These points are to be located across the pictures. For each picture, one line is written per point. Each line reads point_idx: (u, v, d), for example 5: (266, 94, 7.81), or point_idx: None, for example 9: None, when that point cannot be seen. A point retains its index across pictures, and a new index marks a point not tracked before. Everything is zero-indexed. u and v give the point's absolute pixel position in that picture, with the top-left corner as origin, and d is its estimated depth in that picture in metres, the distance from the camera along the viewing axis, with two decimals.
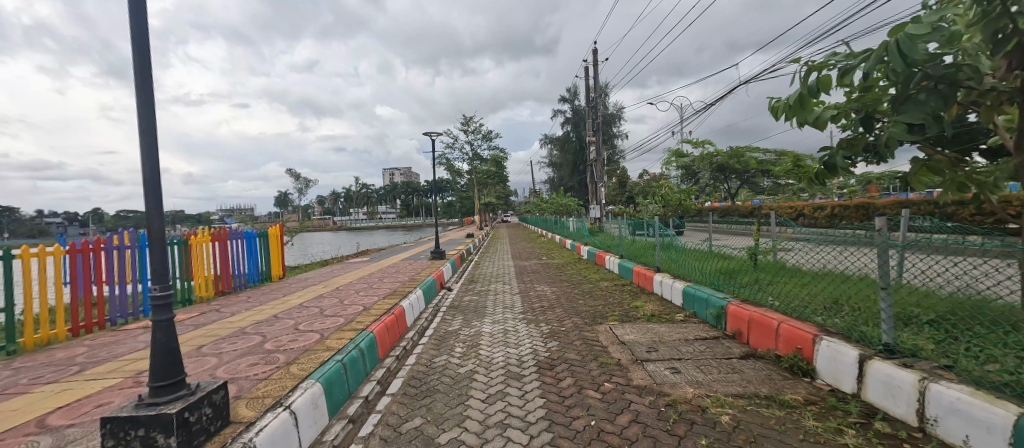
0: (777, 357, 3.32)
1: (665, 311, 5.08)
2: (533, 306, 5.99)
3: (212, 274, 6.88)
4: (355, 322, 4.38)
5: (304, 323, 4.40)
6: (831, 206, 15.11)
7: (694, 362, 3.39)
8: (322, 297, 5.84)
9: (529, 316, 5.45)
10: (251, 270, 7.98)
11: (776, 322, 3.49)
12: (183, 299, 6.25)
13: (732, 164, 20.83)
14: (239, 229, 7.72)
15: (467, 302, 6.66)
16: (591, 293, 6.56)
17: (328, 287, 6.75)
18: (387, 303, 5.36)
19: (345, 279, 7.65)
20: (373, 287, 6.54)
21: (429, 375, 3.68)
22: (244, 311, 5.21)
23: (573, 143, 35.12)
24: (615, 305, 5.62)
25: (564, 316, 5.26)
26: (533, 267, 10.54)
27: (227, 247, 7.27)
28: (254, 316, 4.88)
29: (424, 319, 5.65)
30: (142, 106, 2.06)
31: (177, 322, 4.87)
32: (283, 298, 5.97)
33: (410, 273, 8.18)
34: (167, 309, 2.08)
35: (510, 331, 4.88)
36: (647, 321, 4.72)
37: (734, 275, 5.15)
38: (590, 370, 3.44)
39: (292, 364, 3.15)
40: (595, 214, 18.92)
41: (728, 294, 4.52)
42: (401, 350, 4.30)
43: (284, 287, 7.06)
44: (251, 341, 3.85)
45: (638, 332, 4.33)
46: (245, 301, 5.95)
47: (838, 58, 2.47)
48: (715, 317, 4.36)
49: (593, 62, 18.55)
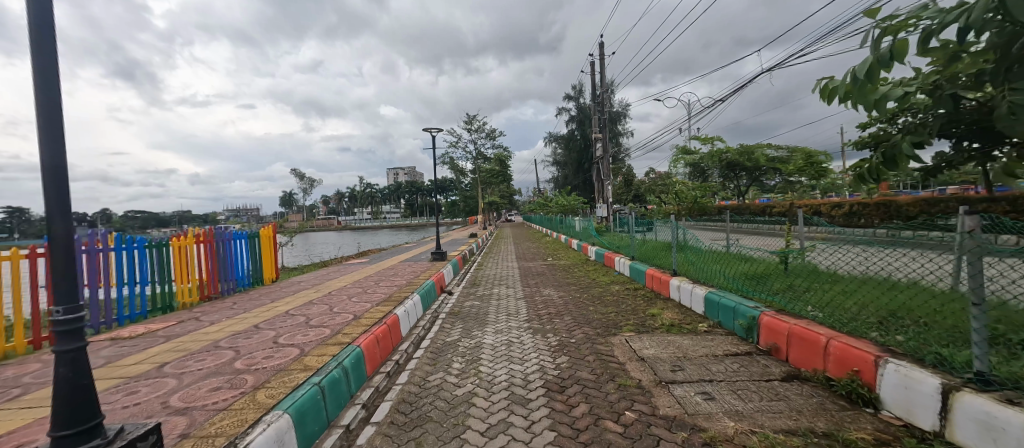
0: (828, 381, 2.83)
1: (685, 320, 4.59)
2: (540, 313, 5.51)
3: (199, 278, 6.52)
4: (341, 334, 3.92)
5: (286, 335, 3.96)
6: (849, 204, 14.48)
7: (728, 385, 2.91)
8: (311, 303, 5.41)
9: (535, 325, 4.97)
10: (242, 273, 7.61)
11: (824, 339, 3.00)
12: (164, 305, 5.87)
13: (742, 161, 20.21)
14: (228, 230, 7.30)
15: (468, 308, 6.18)
16: (602, 298, 6.08)
17: (320, 292, 6.31)
18: (380, 311, 4.91)
19: (339, 283, 7.21)
20: (368, 292, 6.09)
21: (421, 397, 3.21)
22: (224, 320, 4.77)
23: (577, 141, 34.65)
24: (629, 312, 5.13)
25: (574, 325, 4.78)
26: (538, 268, 10.06)
27: (213, 249, 6.85)
28: (233, 326, 4.44)
29: (421, 327, 5.20)
30: (38, 78, 1.61)
31: (149, 332, 4.44)
32: (269, 305, 5.53)
33: (409, 276, 7.73)
34: (77, 337, 1.64)
35: (514, 342, 4.41)
36: (666, 333, 4.24)
37: (763, 280, 4.65)
38: (607, 394, 2.96)
39: (260, 390, 2.70)
40: (601, 213, 18.41)
41: (759, 303, 4.02)
42: (392, 366, 3.85)
43: (273, 292, 6.63)
44: (222, 357, 3.40)
45: (659, 346, 3.85)
46: (229, 308, 5.52)
47: (924, 16, 2.03)
48: (745, 328, 3.87)
49: (599, 58, 17.96)
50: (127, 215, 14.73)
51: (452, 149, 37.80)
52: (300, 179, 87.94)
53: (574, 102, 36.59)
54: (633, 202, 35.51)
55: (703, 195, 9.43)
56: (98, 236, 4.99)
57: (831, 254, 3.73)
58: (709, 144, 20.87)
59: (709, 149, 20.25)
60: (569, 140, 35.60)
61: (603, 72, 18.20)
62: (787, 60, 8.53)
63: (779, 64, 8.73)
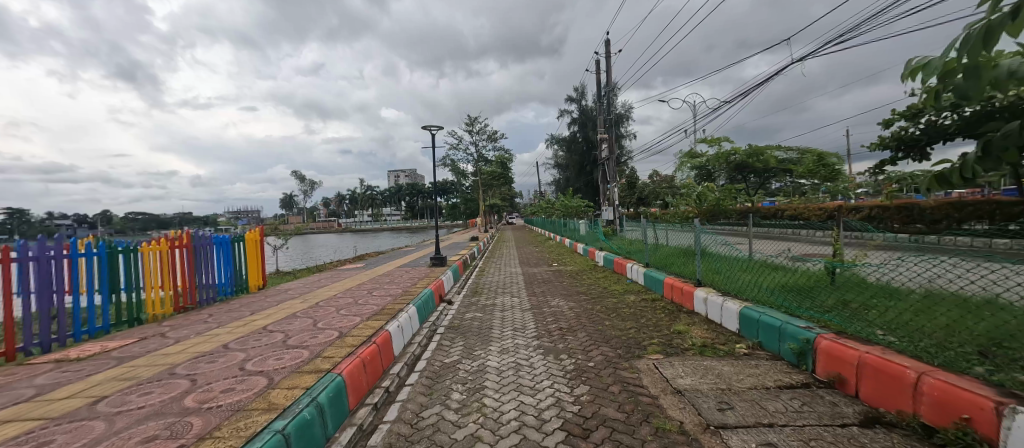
0: (928, 431, 2.23)
1: (719, 340, 4.00)
2: (550, 329, 4.90)
3: (173, 287, 5.91)
4: (320, 359, 3.33)
5: (255, 360, 3.37)
6: (868, 207, 13.87)
7: (797, 432, 2.32)
8: (293, 317, 4.84)
9: (545, 343, 4.38)
10: (223, 281, 7.02)
11: (914, 375, 2.40)
12: (129, 318, 5.24)
13: (752, 163, 19.59)
14: (208, 234, 6.73)
15: (469, 322, 5.57)
16: (617, 311, 5.50)
17: (306, 303, 5.72)
18: (369, 327, 4.31)
19: (329, 292, 6.63)
20: (359, 304, 5.50)
21: (413, 442, 2.60)
22: (192, 338, 4.19)
23: (580, 143, 34.11)
24: (651, 329, 4.52)
25: (590, 344, 4.18)
26: (543, 275, 9.43)
27: (191, 255, 6.25)
28: (199, 346, 3.86)
29: (416, 345, 4.61)
30: None
31: (102, 352, 3.86)
32: (247, 318, 4.95)
33: (405, 284, 7.16)
34: None
35: (523, 365, 3.82)
36: (699, 355, 3.66)
37: (807, 293, 4.05)
38: (644, 443, 2.36)
39: (205, 442, 2.11)
40: (608, 216, 17.78)
41: (811, 322, 3.43)
42: (380, 397, 3.26)
43: (255, 302, 6.05)
44: (173, 390, 2.81)
45: (695, 374, 3.25)
46: (202, 322, 4.93)
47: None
48: (796, 353, 3.28)
49: (606, 57, 17.40)
50: (126, 217, 14.34)
51: (453, 151, 37.29)
52: (301, 182, 87.67)
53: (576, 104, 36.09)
54: (637, 205, 34.94)
55: (731, 199, 8.14)
56: (57, 241, 4.41)
57: (899, 267, 3.17)
58: (715, 146, 20.32)
59: (716, 150, 19.77)
60: (572, 142, 35.10)
61: (610, 71, 17.63)
62: (821, 49, 7.55)
63: (811, 54, 7.75)
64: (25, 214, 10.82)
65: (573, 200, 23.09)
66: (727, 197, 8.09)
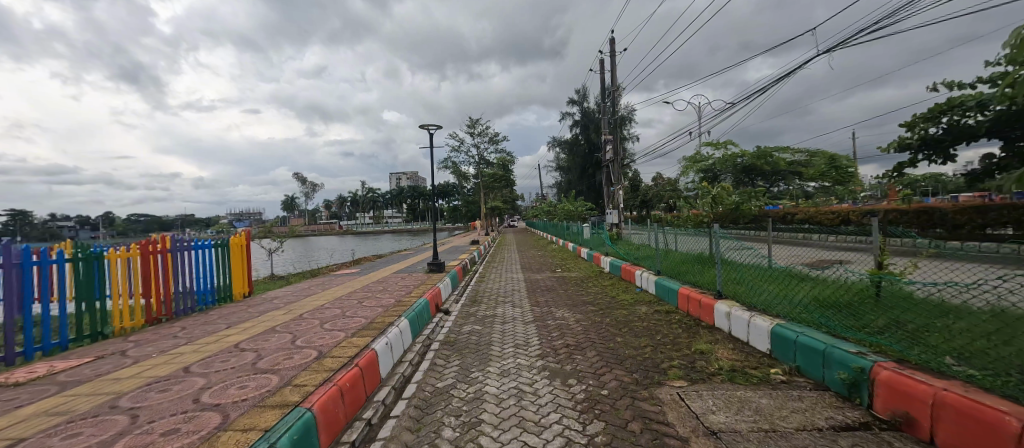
0: None
1: (749, 363, 3.52)
2: (555, 346, 4.42)
3: (144, 296, 5.39)
4: (289, 388, 2.84)
5: (214, 388, 2.90)
6: (884, 212, 13.35)
7: None
8: (271, 332, 4.38)
9: (550, 364, 3.90)
10: (202, 289, 6.52)
11: (1020, 425, 1.89)
12: (93, 332, 4.70)
13: (760, 165, 19.08)
14: (186, 239, 6.25)
15: (466, 336, 5.09)
16: (628, 324, 5.02)
17: (288, 314, 5.25)
18: (354, 345, 3.83)
19: (317, 301, 6.16)
20: (345, 316, 5.03)
21: None
22: (153, 358, 3.73)
23: (582, 146, 33.68)
24: (669, 348, 4.03)
25: (601, 366, 3.69)
26: (546, 282, 8.94)
27: (165, 261, 5.76)
28: (157, 369, 3.39)
29: (405, 364, 4.14)
30: None
31: (47, 375, 3.40)
32: (221, 333, 4.49)
33: (399, 292, 6.69)
34: None
35: (526, 393, 3.33)
36: (729, 383, 3.17)
37: (848, 309, 3.57)
38: None
39: None
40: (612, 220, 17.26)
41: (861, 346, 2.95)
42: (358, 433, 2.77)
43: (235, 313, 5.58)
44: (107, 431, 2.34)
45: (728, 407, 2.77)
46: (171, 337, 4.47)
47: None
48: (847, 384, 2.80)
49: (610, 56, 16.93)
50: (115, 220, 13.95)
51: (454, 153, 36.91)
52: (301, 183, 87.46)
53: (578, 106, 35.67)
54: (640, 208, 34.41)
55: (754, 200, 7.43)
56: (8, 249, 3.93)
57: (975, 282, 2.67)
58: (721, 149, 19.85)
59: (723, 153, 19.27)
60: (574, 145, 34.66)
61: (614, 71, 17.16)
62: (851, 39, 6.93)
63: (840, 44, 7.12)
64: (19, 214, 10.64)
65: (576, 203, 22.63)
66: (748, 200, 7.42)
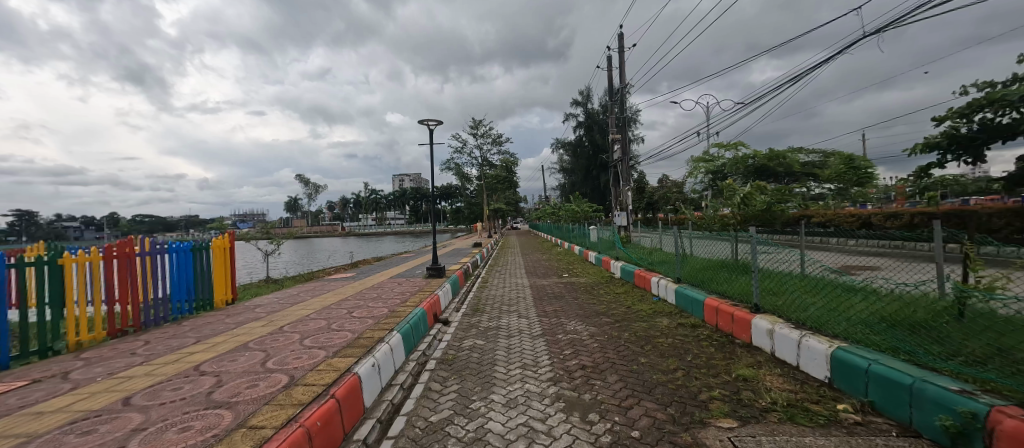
0: None
1: (809, 397, 2.89)
2: (569, 368, 3.81)
3: (108, 304, 4.81)
4: (242, 433, 2.25)
5: (148, 431, 2.31)
6: (909, 215, 12.74)
7: None
8: (243, 350, 3.81)
9: (565, 391, 3.29)
10: (179, 296, 5.95)
11: None
12: (44, 346, 4.10)
13: (773, 166, 18.44)
14: (160, 241, 5.70)
15: (467, 353, 4.50)
16: (651, 340, 4.43)
17: (268, 327, 4.69)
18: (333, 368, 3.24)
19: (303, 310, 5.61)
20: (331, 330, 4.45)
21: None
22: (96, 383, 3.16)
23: (587, 148, 33.20)
24: (705, 373, 3.42)
25: (626, 397, 3.08)
26: (554, 289, 8.38)
27: (135, 265, 5.19)
28: (94, 399, 2.82)
29: (393, 389, 3.54)
30: None
31: None
32: (186, 350, 3.92)
33: (395, 301, 6.12)
34: None
35: (536, 431, 2.70)
36: (792, 424, 2.54)
37: (926, 331, 2.95)
38: None
39: None
40: (620, 222, 16.63)
41: (966, 384, 2.31)
42: None
43: (210, 324, 5.02)
44: None
45: None
46: (130, 353, 3.91)
47: None
48: (952, 433, 2.17)
49: (618, 52, 16.33)
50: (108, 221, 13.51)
51: (457, 155, 36.49)
52: (305, 184, 87.47)
53: (583, 107, 35.00)
54: (646, 210, 33.80)
55: (784, 200, 6.78)
56: None
57: None
58: (731, 151, 19.18)
59: (734, 154, 18.37)
60: (578, 146, 34.10)
61: (623, 67, 16.47)
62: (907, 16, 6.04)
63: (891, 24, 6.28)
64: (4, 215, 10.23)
65: (581, 205, 22.10)
66: (780, 199, 6.74)
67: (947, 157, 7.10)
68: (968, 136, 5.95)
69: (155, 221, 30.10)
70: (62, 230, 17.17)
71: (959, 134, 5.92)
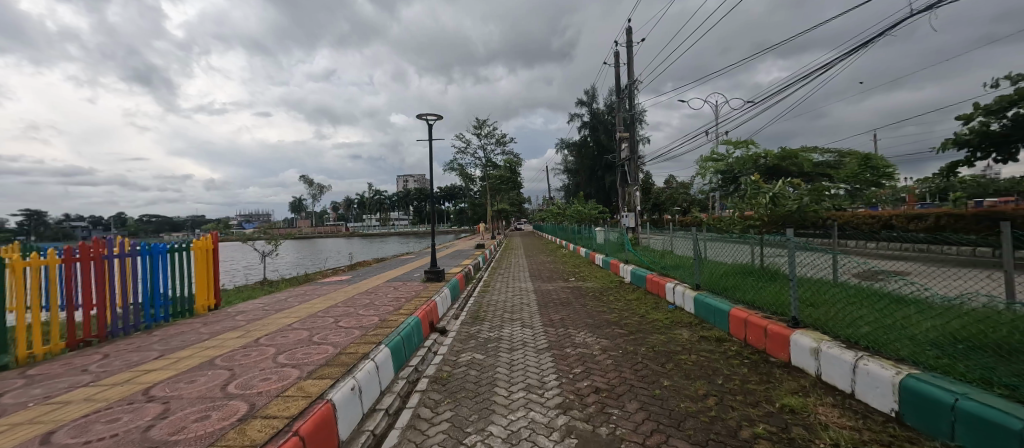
0: None
1: (879, 439, 2.34)
2: (581, 392, 3.29)
3: (71, 311, 4.36)
4: None
5: None
6: (936, 216, 12.13)
7: None
8: (207, 368, 3.33)
9: (577, 424, 2.75)
10: (155, 300, 5.51)
11: None
12: None
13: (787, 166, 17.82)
14: (134, 242, 5.24)
15: (464, 370, 4.00)
16: (672, 358, 3.89)
17: (243, 339, 4.21)
18: (303, 394, 2.74)
19: (287, 319, 5.14)
20: (312, 344, 3.94)
21: None
22: (23, 410, 2.68)
23: (592, 148, 32.66)
24: (743, 401, 2.89)
25: (651, 434, 2.53)
26: (559, 294, 7.87)
27: (105, 268, 4.74)
28: (10, 433, 2.34)
29: (374, 417, 3.03)
30: None
31: None
32: (144, 367, 3.44)
33: (388, 308, 5.62)
34: None
35: None
36: None
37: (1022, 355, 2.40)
38: None
39: None
40: (628, 223, 15.93)
41: None
42: None
43: (181, 334, 4.55)
44: None
45: None
46: (80, 371, 3.44)
47: None
48: None
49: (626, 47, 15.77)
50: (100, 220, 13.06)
51: (460, 155, 36.03)
52: (308, 184, 87.36)
53: (588, 107, 34.46)
54: (653, 211, 33.19)
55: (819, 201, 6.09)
56: None
57: None
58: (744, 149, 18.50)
59: (745, 153, 17.70)
60: (583, 146, 33.53)
61: (631, 63, 15.90)
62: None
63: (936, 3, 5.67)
64: None
65: (586, 206, 21.54)
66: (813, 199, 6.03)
67: (974, 157, 6.56)
68: (1000, 133, 5.40)
69: (161, 221, 29.88)
70: (70, 229, 16.98)
71: (992, 130, 5.35)
